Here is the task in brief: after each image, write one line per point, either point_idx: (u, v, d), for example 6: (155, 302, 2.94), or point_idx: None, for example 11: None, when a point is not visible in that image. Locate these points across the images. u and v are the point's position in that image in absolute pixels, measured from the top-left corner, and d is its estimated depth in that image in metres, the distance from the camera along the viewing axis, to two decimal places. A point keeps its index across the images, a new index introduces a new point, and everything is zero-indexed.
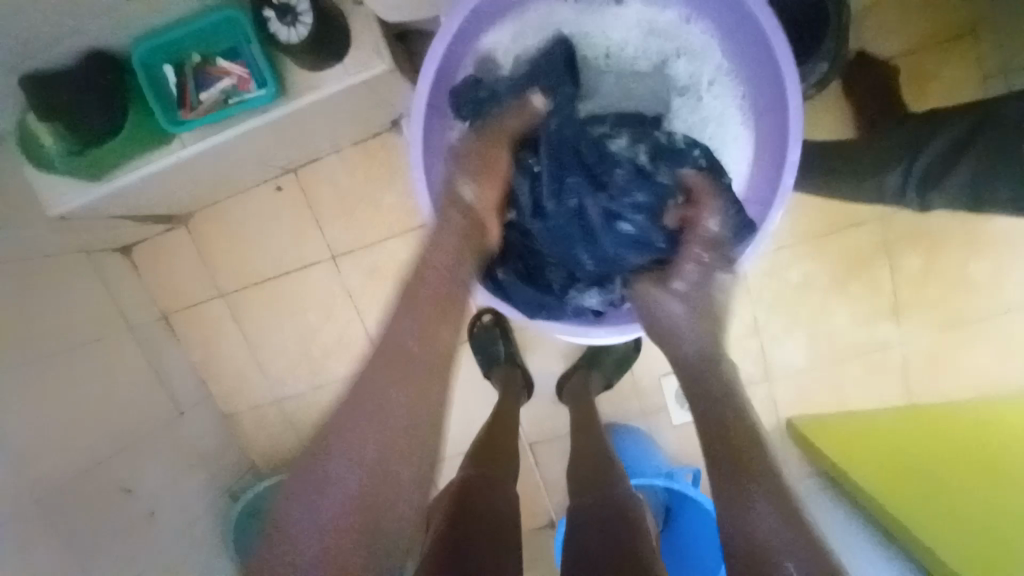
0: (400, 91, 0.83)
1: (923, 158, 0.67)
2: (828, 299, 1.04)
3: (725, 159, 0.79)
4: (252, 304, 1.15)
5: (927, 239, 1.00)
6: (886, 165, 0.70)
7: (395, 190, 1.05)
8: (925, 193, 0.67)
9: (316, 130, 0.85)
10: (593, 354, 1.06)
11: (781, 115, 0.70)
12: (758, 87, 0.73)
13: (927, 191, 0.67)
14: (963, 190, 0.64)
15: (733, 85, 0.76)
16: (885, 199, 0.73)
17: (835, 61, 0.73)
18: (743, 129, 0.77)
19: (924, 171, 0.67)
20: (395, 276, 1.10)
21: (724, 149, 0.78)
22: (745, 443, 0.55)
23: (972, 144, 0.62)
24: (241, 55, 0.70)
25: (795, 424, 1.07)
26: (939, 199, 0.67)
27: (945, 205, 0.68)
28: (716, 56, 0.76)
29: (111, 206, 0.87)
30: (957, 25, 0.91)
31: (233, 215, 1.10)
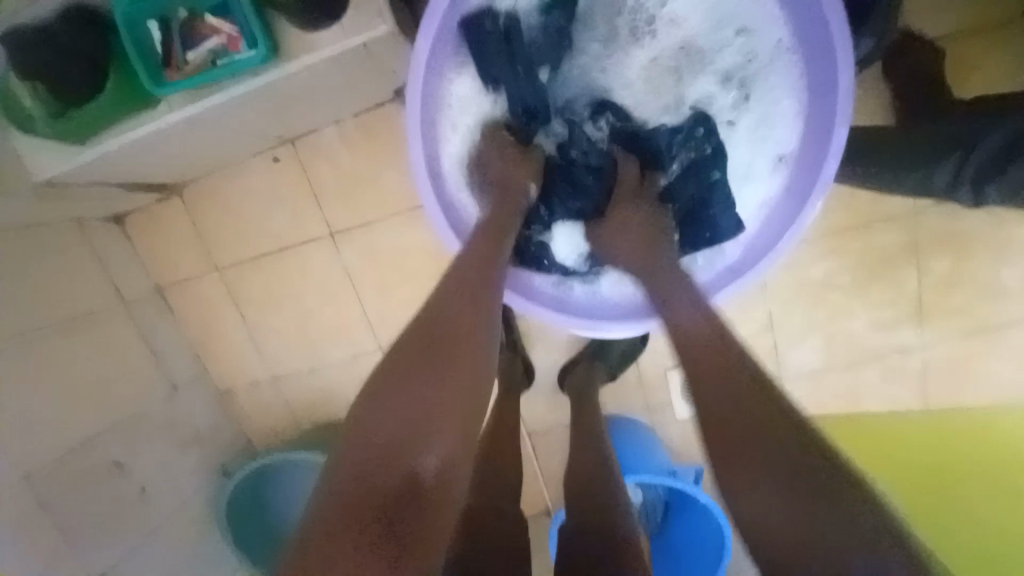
0: (404, 58, 0.77)
1: (980, 150, 0.61)
2: (849, 298, 0.98)
3: (762, 145, 0.75)
4: (249, 280, 1.11)
5: (961, 239, 0.93)
6: (936, 157, 0.64)
7: (397, 166, 1.00)
8: (979, 189, 0.62)
9: (314, 98, 0.80)
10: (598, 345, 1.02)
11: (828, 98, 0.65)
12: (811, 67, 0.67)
13: (982, 187, 0.62)
14: (1022, 187, 0.59)
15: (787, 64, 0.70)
16: (929, 195, 0.67)
17: (882, 39, 0.67)
18: (785, 115, 0.72)
19: (979, 165, 0.61)
20: (395, 257, 1.06)
21: (759, 133, 0.74)
22: (738, 396, 0.48)
23: None
24: (231, 11, 0.64)
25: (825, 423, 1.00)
26: (993, 196, 0.62)
27: (998, 202, 0.63)
28: (772, 33, 0.70)
29: (98, 174, 0.82)
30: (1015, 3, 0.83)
31: (229, 186, 1.05)
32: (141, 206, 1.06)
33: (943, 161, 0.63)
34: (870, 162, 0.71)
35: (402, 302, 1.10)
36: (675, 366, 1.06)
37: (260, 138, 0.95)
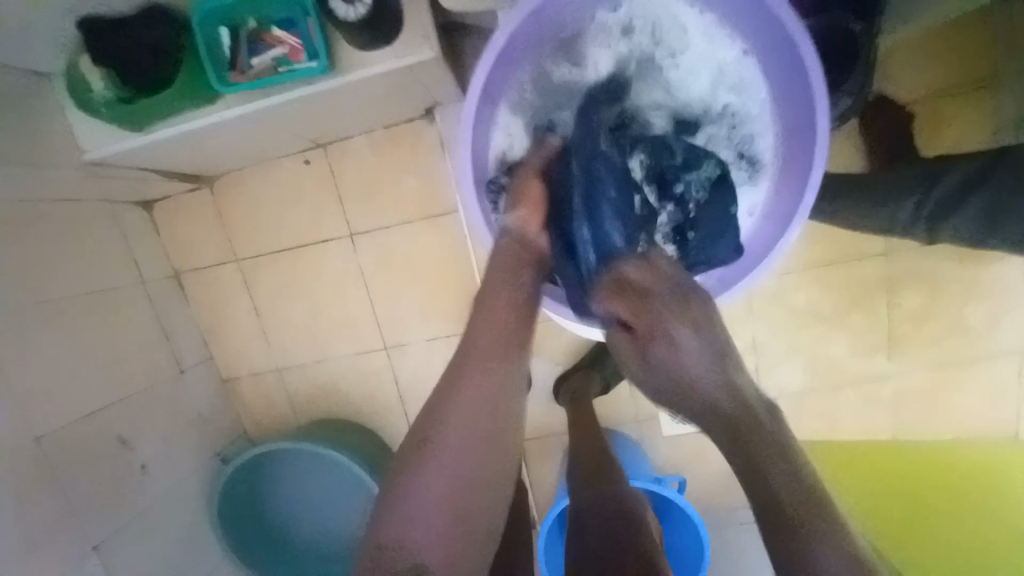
0: (440, 79, 0.85)
1: (938, 191, 0.71)
2: (827, 328, 1.07)
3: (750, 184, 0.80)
4: (266, 273, 1.16)
5: (928, 281, 1.03)
6: (901, 198, 0.73)
7: (420, 176, 1.08)
8: (936, 226, 0.72)
9: (352, 107, 0.88)
10: (599, 353, 1.08)
11: (806, 144, 0.73)
12: (791, 113, 0.75)
13: (937, 225, 0.72)
14: (971, 228, 0.70)
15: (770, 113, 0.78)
16: (894, 232, 0.76)
17: (857, 97, 0.78)
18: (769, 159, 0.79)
19: (935, 207, 0.71)
20: (409, 261, 1.13)
21: (748, 171, 0.80)
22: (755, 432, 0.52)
23: (987, 182, 0.67)
24: (296, 26, 0.72)
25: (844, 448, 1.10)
26: (947, 235, 0.72)
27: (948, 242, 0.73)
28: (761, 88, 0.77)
29: (141, 159, 0.88)
30: (976, 76, 0.95)
31: (258, 182, 1.11)
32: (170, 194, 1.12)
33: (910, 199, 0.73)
34: (849, 197, 0.79)
35: (412, 303, 1.15)
36: None
37: (295, 139, 1.02)
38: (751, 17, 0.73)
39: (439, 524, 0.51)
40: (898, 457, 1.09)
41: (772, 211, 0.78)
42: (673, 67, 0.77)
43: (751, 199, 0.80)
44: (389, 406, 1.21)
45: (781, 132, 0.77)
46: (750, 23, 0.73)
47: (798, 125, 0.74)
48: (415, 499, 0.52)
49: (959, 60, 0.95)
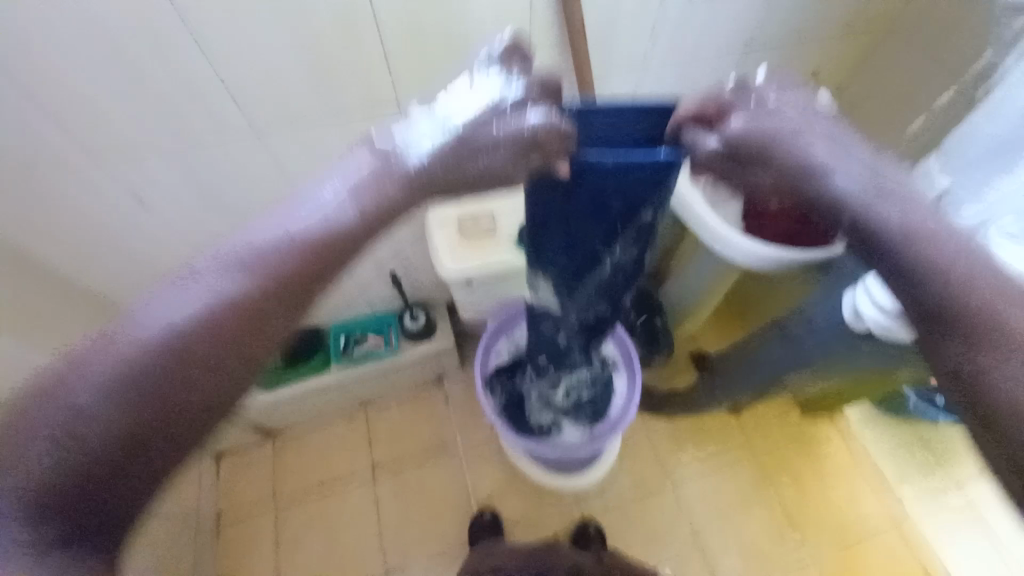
0: (450, 355, 1.50)
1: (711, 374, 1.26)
2: (737, 507, 1.45)
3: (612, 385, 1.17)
4: (299, 510, 1.45)
5: (786, 465, 1.51)
6: (697, 386, 1.31)
7: (431, 421, 1.57)
8: (713, 391, 1.25)
9: (396, 372, 1.47)
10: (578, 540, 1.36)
11: (632, 375, 1.15)
12: (622, 352, 1.16)
13: (714, 390, 1.25)
14: (722, 392, 1.22)
15: (617, 348, 1.17)
16: (707, 402, 1.28)
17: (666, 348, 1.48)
18: (621, 377, 1.17)
19: (709, 383, 1.26)
20: (416, 487, 1.48)
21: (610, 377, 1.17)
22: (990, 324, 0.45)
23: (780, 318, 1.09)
24: (381, 332, 1.40)
25: None
26: (722, 396, 1.23)
27: (724, 397, 1.22)
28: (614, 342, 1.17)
29: (257, 410, 1.37)
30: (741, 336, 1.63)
31: (312, 436, 1.54)
32: (241, 447, 1.50)
33: (697, 389, 1.30)
34: (728, 356, 1.22)
35: (414, 530, 1.43)
36: None
37: (349, 401, 1.54)
38: None
39: (107, 410, 0.42)
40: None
41: (623, 406, 1.13)
42: None
43: (616, 392, 1.16)
44: None
45: (627, 356, 1.15)
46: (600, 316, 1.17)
47: (630, 359, 1.14)
48: (87, 363, 0.43)
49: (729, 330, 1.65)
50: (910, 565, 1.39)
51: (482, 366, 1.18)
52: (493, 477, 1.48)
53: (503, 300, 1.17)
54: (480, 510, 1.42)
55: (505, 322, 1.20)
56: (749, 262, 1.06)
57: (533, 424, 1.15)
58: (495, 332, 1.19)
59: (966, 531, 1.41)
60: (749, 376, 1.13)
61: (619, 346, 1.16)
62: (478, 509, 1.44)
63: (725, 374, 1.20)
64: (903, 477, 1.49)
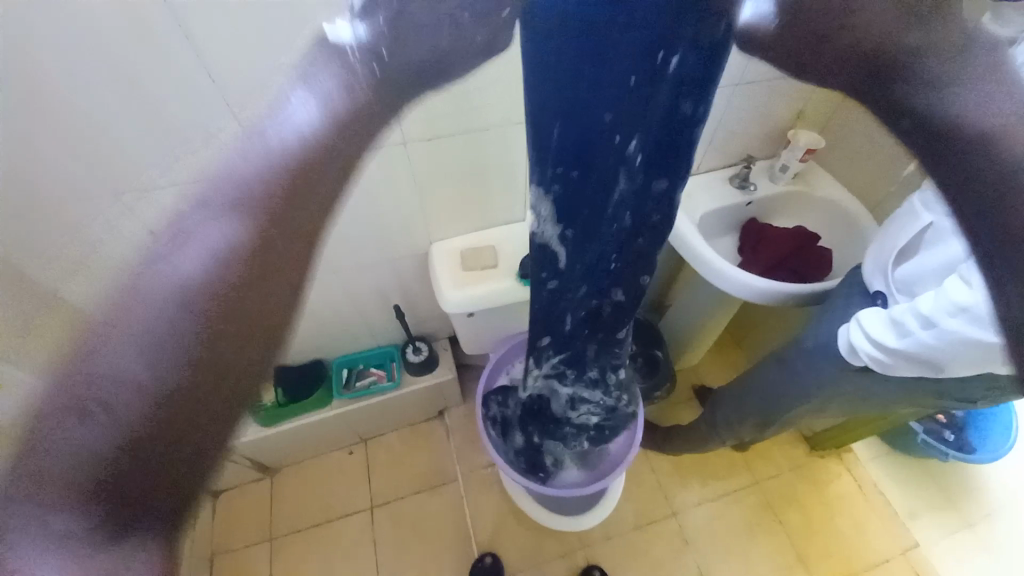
0: (452, 389, 1.50)
1: (713, 409, 1.25)
2: (747, 548, 1.40)
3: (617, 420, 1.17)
4: (296, 550, 1.40)
5: (796, 502, 1.46)
6: (701, 421, 1.30)
7: (432, 456, 1.54)
8: (717, 427, 1.24)
9: (397, 405, 1.46)
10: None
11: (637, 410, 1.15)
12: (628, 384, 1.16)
13: (718, 426, 1.23)
14: (726, 427, 1.21)
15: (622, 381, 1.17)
16: (711, 437, 1.27)
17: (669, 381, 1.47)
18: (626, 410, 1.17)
19: (712, 418, 1.26)
20: (416, 526, 1.43)
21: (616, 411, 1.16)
22: None
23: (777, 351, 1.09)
24: (383, 365, 1.40)
25: None
26: (726, 431, 1.22)
27: (728, 432, 1.21)
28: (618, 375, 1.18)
29: (257, 445, 1.35)
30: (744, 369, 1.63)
31: (311, 473, 1.52)
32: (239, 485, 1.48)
33: (701, 423, 1.29)
34: (728, 390, 1.22)
35: (413, 571, 1.38)
36: None
37: (350, 435, 1.52)
38: None
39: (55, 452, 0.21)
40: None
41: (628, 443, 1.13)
42: None
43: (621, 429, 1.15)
44: None
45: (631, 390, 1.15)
46: None
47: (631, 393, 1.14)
48: (8, 379, 0.20)
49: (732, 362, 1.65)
50: None
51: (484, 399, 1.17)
52: (494, 515, 1.44)
53: (503, 333, 1.19)
54: (482, 550, 1.38)
55: (507, 354, 1.20)
56: (746, 294, 1.08)
57: (534, 461, 1.13)
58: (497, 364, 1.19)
59: (989, 572, 1.35)
60: (751, 409, 1.12)
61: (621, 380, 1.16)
62: (479, 549, 1.39)
63: (726, 407, 1.20)
64: (918, 514, 1.43)
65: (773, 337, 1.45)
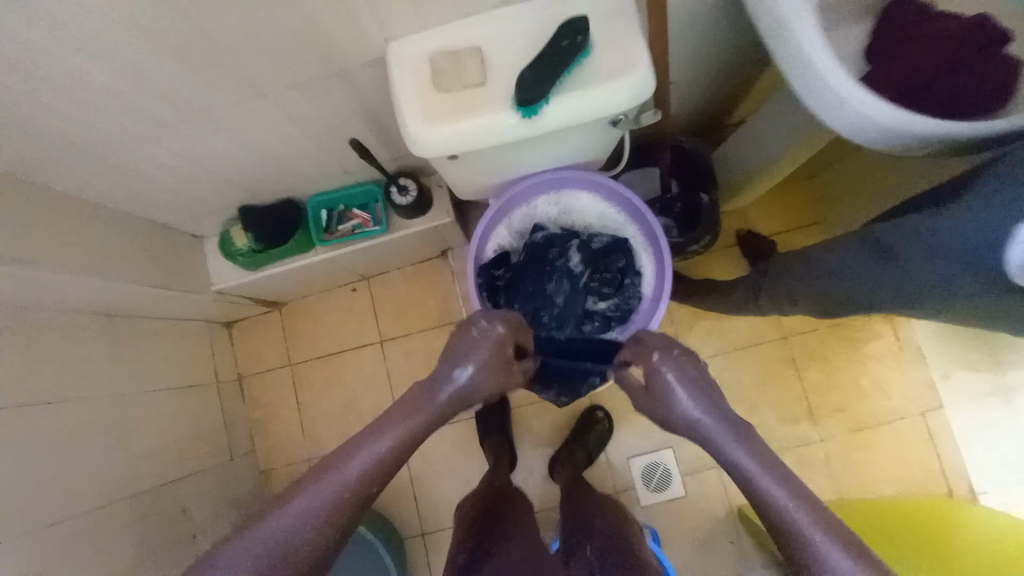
0: (453, 232, 1.30)
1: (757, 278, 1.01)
2: (759, 399, 1.36)
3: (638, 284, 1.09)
4: (313, 375, 1.47)
5: (820, 360, 1.36)
6: (738, 285, 1.07)
7: (437, 297, 1.47)
8: (756, 297, 1.01)
9: (393, 249, 1.30)
10: (564, 462, 1.27)
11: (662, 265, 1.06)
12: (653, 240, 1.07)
13: (756, 297, 1.01)
14: (770, 299, 0.98)
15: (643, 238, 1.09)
16: (744, 305, 1.06)
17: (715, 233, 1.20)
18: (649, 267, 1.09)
19: (754, 285, 1.02)
20: (423, 361, 1.45)
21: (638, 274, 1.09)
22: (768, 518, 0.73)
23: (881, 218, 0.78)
24: (368, 207, 1.18)
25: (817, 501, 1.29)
26: (767, 303, 1.00)
27: (771, 305, 0.99)
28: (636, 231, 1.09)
29: (249, 287, 1.26)
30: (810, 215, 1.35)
31: (316, 307, 1.49)
32: (249, 316, 1.49)
33: (738, 290, 1.07)
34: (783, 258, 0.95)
35: None
36: (634, 452, 1.35)
37: (350, 274, 1.43)
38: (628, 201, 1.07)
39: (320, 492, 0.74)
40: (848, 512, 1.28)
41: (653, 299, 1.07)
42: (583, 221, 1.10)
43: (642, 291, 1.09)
44: (400, 491, 1.41)
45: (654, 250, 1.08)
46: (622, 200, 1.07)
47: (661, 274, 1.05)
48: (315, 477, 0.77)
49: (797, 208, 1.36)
50: (931, 462, 1.33)
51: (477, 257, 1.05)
52: None
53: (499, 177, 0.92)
54: None
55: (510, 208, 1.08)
56: (847, 133, 0.74)
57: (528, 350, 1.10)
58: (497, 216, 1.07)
59: (1005, 432, 1.31)
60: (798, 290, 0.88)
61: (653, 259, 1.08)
62: None
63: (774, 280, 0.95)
64: (951, 376, 1.34)
65: (863, 209, 1.13)
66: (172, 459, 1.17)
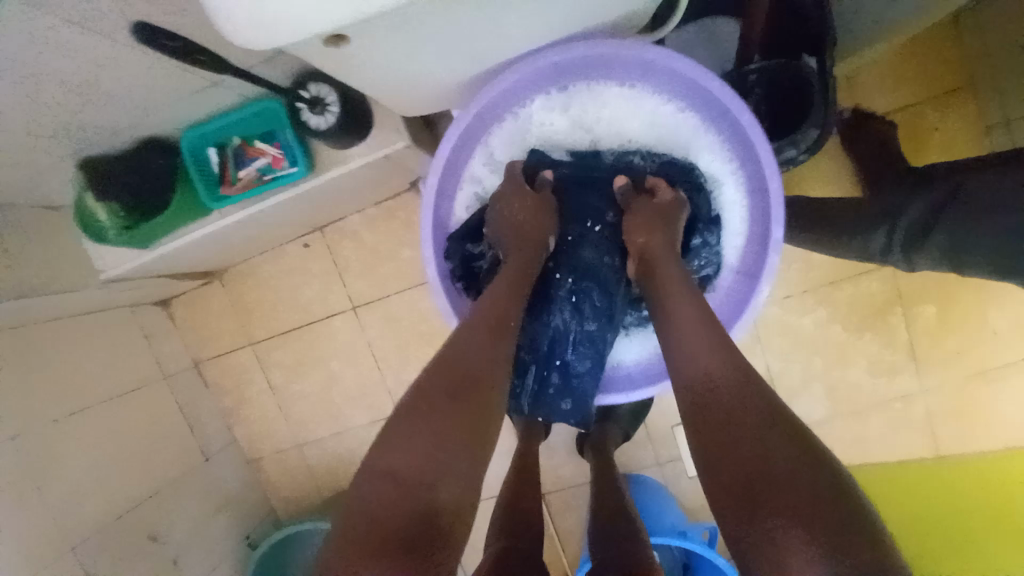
0: (416, 160, 0.90)
1: (904, 222, 0.62)
2: (853, 343, 1.01)
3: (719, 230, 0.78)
4: (278, 352, 1.18)
5: (946, 287, 0.97)
6: (872, 226, 0.66)
7: (414, 244, 1.10)
8: (910, 252, 0.62)
9: (337, 193, 0.91)
10: (593, 444, 1.00)
11: (763, 196, 0.71)
12: (743, 150, 0.72)
13: (911, 252, 0.62)
14: (943, 255, 0.58)
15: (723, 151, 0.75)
16: (873, 260, 0.68)
17: (828, 128, 0.72)
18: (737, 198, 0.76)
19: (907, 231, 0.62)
20: (410, 328, 1.13)
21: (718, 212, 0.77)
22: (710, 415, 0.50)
23: None
24: (276, 137, 0.77)
25: (918, 464, 1.01)
26: (923, 262, 0.61)
27: (929, 266, 0.62)
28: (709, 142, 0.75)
29: (149, 269, 0.90)
30: (947, 79, 0.90)
31: (265, 270, 1.16)
32: (187, 289, 1.18)
33: (872, 231, 0.66)
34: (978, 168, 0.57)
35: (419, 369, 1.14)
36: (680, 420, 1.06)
37: (296, 228, 1.07)
38: (700, 93, 0.71)
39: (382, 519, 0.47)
40: (969, 471, 0.99)
41: (747, 267, 0.75)
42: (629, 136, 0.77)
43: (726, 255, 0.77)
44: None
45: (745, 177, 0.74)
46: (687, 93, 0.72)
47: (768, 216, 0.71)
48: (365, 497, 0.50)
49: (927, 69, 0.91)
50: None
51: (442, 203, 0.78)
52: None
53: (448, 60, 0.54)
54: None
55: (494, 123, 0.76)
56: None
57: (547, 353, 0.78)
58: (465, 135, 0.73)
59: None
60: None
61: (749, 194, 0.74)
62: None
63: (965, 209, 0.55)
64: None
65: None
66: (122, 485, 0.97)
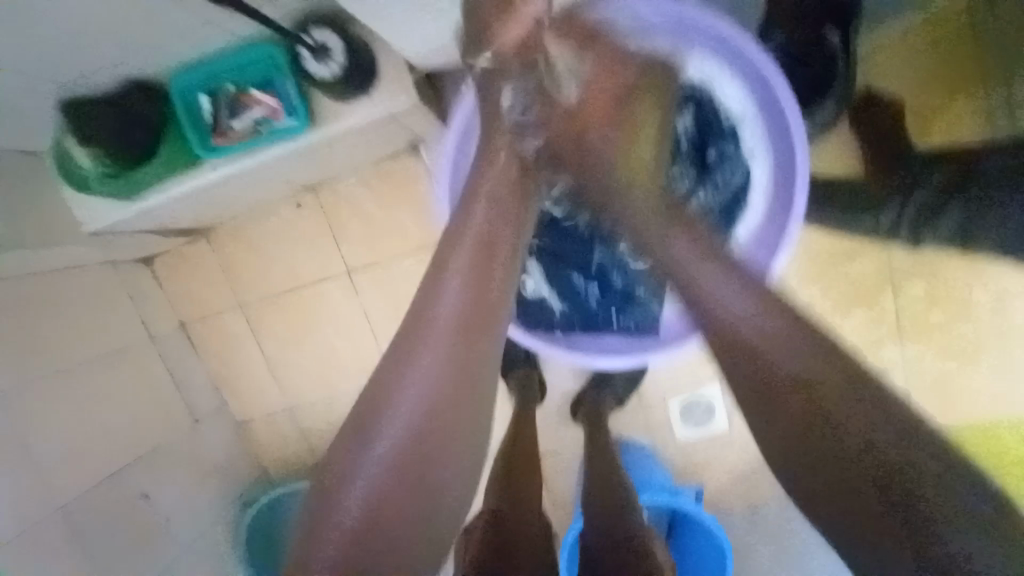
0: (419, 119, 0.86)
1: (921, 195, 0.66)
2: (842, 319, 1.04)
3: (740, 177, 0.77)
4: (269, 314, 1.16)
5: (935, 266, 1.00)
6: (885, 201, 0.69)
7: (412, 207, 1.07)
8: (918, 228, 0.67)
9: (336, 151, 0.88)
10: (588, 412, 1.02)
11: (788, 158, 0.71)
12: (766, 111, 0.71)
13: (920, 228, 0.67)
14: (954, 232, 0.64)
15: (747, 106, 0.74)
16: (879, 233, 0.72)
17: (842, 103, 0.74)
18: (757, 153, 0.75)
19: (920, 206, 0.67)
20: (405, 293, 1.12)
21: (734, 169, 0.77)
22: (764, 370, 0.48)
23: None
24: (274, 86, 0.73)
25: None
26: (932, 239, 0.67)
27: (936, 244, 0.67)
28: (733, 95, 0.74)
29: (134, 224, 0.85)
30: (958, 60, 0.91)
31: (255, 229, 1.12)
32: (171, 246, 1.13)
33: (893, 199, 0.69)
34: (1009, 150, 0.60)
35: None
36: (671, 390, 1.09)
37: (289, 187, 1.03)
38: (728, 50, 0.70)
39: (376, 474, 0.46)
40: None
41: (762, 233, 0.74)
42: None
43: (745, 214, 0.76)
44: None
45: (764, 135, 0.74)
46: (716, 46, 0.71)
47: (793, 171, 0.71)
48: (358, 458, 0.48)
49: (938, 49, 0.91)
50: None
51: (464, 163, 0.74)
52: None
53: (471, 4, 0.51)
54: None
55: None
56: None
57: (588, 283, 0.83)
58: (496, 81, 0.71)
59: None
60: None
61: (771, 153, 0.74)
62: None
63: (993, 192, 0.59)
64: None
65: None
66: (111, 449, 0.96)
